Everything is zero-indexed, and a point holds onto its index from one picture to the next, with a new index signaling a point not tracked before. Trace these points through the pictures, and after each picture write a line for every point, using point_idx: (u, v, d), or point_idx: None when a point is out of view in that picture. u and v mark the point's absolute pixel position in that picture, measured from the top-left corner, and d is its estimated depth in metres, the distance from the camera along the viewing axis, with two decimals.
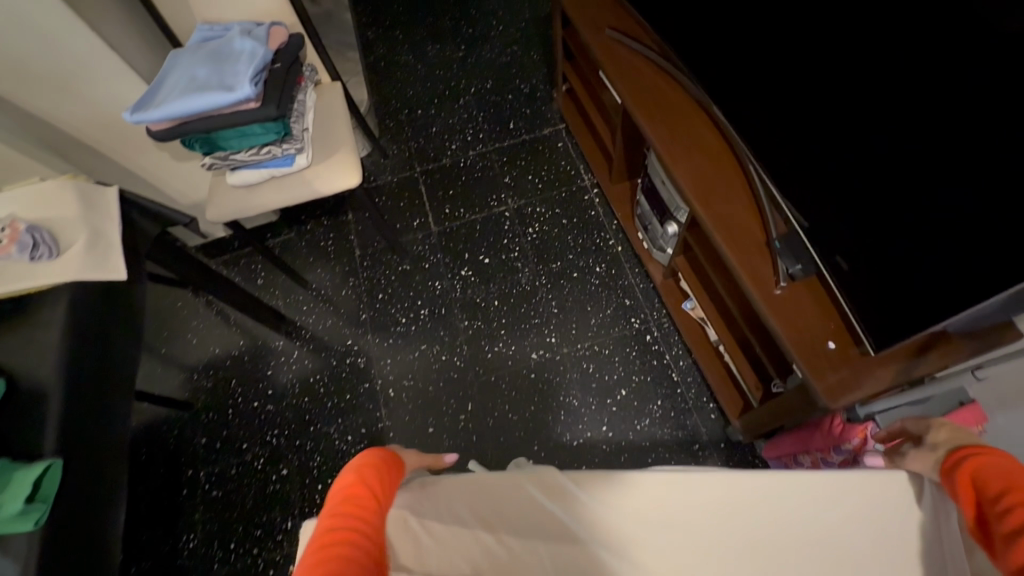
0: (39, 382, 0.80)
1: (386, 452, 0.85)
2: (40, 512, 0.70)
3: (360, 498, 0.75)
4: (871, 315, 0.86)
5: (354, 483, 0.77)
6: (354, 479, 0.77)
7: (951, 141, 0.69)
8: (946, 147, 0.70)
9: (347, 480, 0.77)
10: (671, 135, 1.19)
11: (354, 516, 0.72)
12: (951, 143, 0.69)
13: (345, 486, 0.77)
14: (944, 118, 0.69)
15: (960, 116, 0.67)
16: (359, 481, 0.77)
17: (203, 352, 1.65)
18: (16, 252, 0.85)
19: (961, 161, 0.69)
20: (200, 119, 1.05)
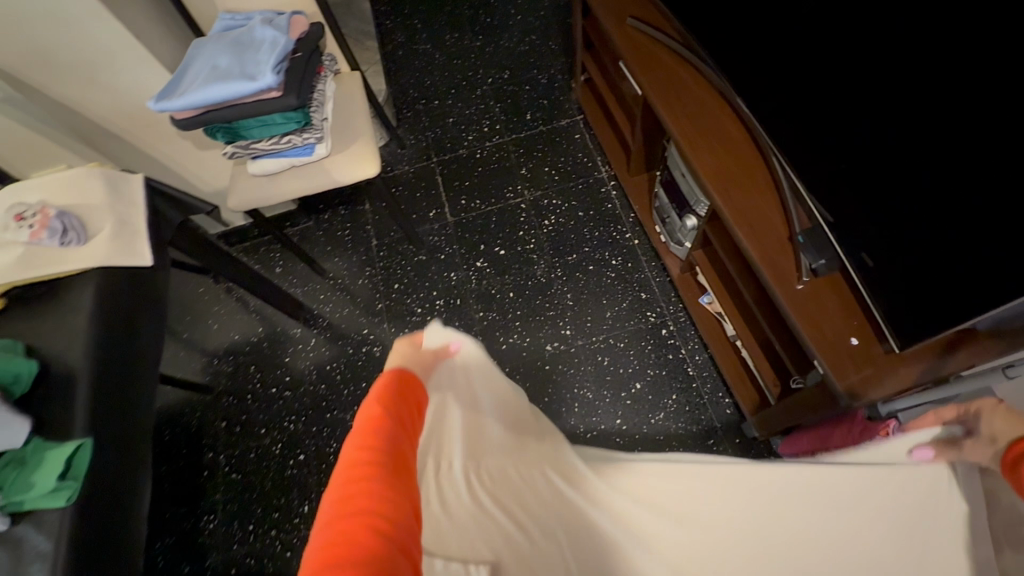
0: (70, 362, 0.82)
1: (408, 375, 0.71)
2: (71, 490, 0.72)
3: (392, 430, 0.61)
4: (896, 312, 0.85)
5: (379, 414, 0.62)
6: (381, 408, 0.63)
7: (981, 136, 0.67)
8: (975, 143, 0.68)
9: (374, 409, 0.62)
10: (692, 125, 1.17)
11: (388, 450, 0.58)
12: (981, 137, 0.67)
13: (370, 417, 0.62)
14: (972, 110, 0.67)
15: (995, 108, 0.64)
16: (385, 415, 0.62)
17: (223, 337, 1.69)
18: (47, 238, 0.87)
19: (992, 154, 0.67)
20: (223, 108, 1.06)
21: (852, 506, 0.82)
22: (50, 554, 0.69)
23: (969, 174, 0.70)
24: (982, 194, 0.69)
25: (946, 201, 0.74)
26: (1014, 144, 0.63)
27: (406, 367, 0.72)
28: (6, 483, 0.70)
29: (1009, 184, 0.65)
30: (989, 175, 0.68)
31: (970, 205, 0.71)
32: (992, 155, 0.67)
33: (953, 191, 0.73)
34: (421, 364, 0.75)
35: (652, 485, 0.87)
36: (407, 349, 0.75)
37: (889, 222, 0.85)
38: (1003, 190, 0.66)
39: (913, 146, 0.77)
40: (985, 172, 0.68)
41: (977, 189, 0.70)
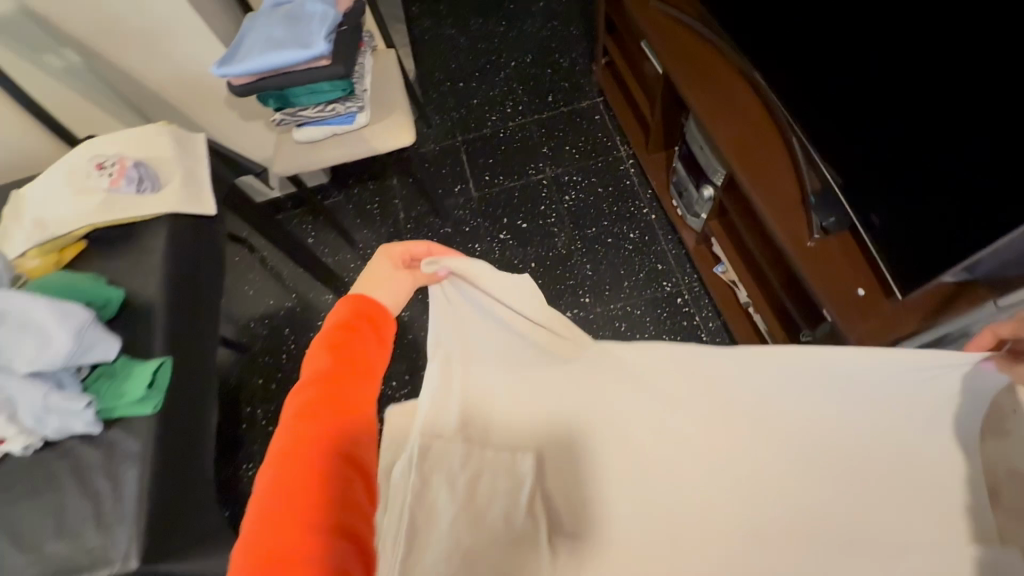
0: (148, 297, 0.92)
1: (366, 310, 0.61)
2: (157, 398, 0.82)
3: (343, 382, 0.54)
4: (900, 263, 0.92)
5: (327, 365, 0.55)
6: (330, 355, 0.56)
7: (973, 95, 0.74)
8: (967, 101, 0.75)
9: (323, 361, 0.55)
10: (711, 98, 1.24)
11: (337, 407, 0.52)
12: (974, 96, 0.74)
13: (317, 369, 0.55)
14: (965, 70, 0.74)
15: (984, 66, 0.71)
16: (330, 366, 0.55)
17: (259, 303, 1.78)
18: (125, 185, 0.97)
19: (984, 110, 0.73)
20: (276, 75, 1.15)
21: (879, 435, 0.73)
22: (140, 454, 0.79)
23: (962, 131, 0.77)
24: (975, 148, 0.76)
25: (944, 156, 0.81)
26: (1001, 99, 0.70)
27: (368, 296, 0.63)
28: (100, 391, 0.81)
29: (998, 138, 0.73)
30: (981, 131, 0.75)
31: (968, 159, 0.78)
32: (982, 112, 0.74)
33: (949, 147, 0.80)
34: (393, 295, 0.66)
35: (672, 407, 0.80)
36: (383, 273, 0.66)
37: (895, 181, 0.91)
38: (994, 143, 0.73)
39: (916, 105, 0.83)
40: (976, 129, 0.75)
41: (970, 144, 0.77)
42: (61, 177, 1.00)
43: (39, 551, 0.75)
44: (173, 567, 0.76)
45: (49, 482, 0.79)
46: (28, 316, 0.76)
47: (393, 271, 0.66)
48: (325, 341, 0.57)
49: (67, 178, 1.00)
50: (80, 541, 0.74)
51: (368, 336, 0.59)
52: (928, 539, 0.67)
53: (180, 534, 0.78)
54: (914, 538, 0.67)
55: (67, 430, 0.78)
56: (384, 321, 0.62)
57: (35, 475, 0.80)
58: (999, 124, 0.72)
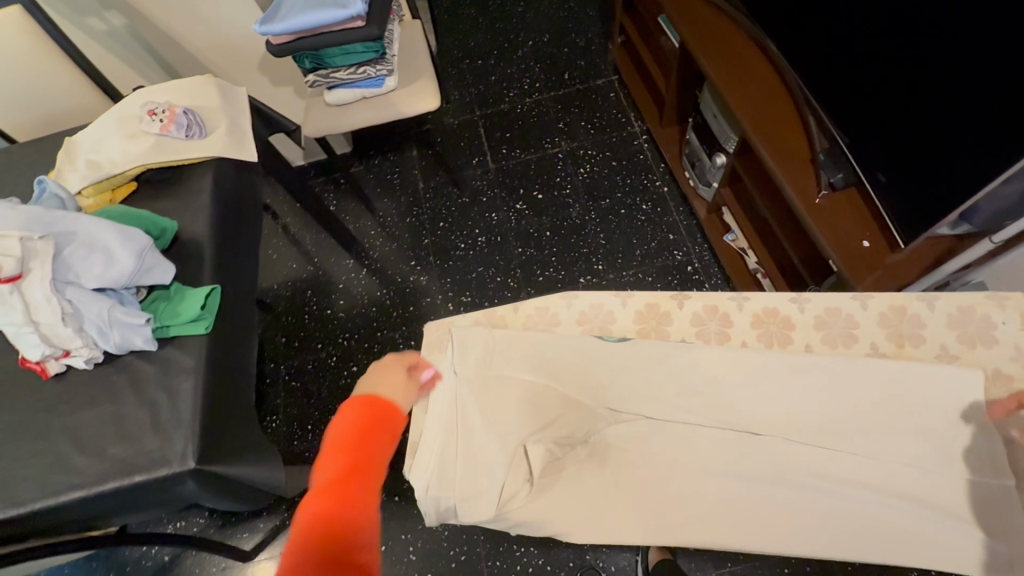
0: (197, 234, 0.99)
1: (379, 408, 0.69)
2: (208, 320, 0.89)
3: (355, 479, 0.61)
4: (905, 214, 0.98)
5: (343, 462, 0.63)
6: (344, 456, 0.63)
7: (968, 46, 0.79)
8: (961, 54, 0.81)
9: (336, 456, 0.63)
10: (726, 67, 1.29)
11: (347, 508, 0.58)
12: (968, 48, 0.79)
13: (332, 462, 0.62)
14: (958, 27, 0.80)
15: (975, 22, 0.77)
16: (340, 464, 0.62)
17: (282, 269, 1.80)
18: (176, 130, 1.04)
19: (977, 64, 0.79)
20: (313, 35, 1.21)
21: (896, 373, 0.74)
22: (194, 368, 0.85)
23: (957, 83, 0.83)
24: (968, 98, 0.82)
25: (941, 109, 0.87)
26: (992, 50, 0.76)
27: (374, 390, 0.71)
28: (157, 312, 0.88)
29: (989, 87, 0.78)
30: (974, 82, 0.80)
31: (963, 112, 0.83)
32: (976, 64, 0.79)
33: (946, 98, 0.85)
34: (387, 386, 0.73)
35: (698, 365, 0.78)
36: (384, 369, 0.74)
37: (897, 135, 0.97)
38: (984, 92, 0.79)
39: (917, 63, 0.89)
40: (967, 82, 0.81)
41: (964, 94, 0.82)
42: (114, 123, 1.07)
43: (101, 452, 0.81)
44: (224, 471, 0.81)
45: (108, 393, 0.85)
46: (94, 239, 0.84)
47: (399, 375, 0.74)
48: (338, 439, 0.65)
49: (120, 123, 1.06)
50: (139, 444, 0.81)
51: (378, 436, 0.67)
52: (926, 450, 0.72)
53: (227, 442, 0.84)
54: (916, 451, 0.72)
55: (127, 345, 0.85)
56: (393, 418, 0.70)
57: (95, 387, 0.86)
58: (990, 73, 0.77)
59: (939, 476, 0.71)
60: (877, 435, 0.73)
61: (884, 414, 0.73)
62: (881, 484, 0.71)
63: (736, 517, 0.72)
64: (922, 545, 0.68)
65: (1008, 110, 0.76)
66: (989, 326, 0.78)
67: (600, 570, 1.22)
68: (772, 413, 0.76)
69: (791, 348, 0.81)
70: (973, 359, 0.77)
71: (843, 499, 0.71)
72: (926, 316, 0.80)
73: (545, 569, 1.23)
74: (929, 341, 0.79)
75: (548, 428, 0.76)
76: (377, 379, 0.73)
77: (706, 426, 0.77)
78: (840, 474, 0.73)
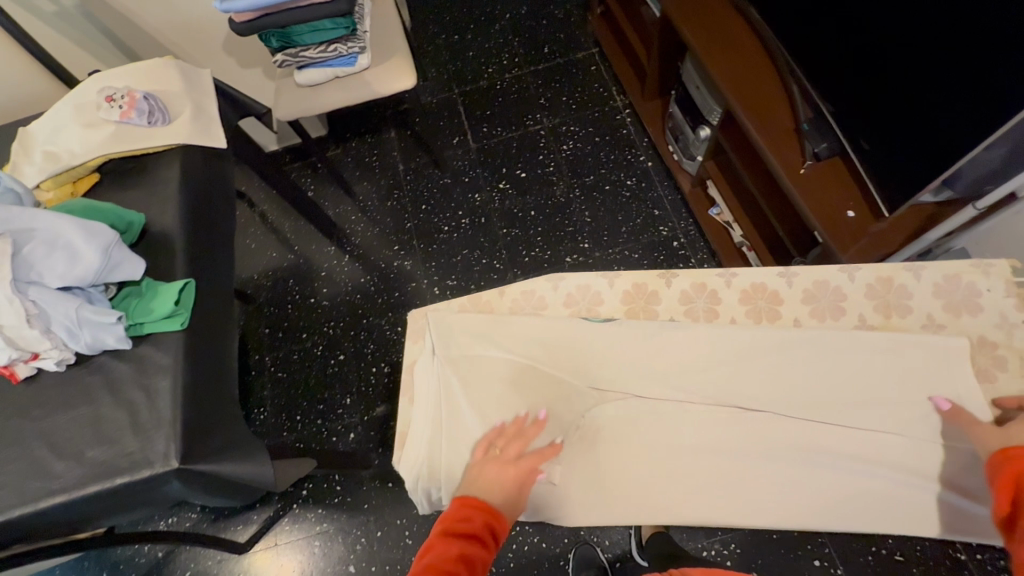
0: (166, 227, 0.95)
1: (472, 502, 0.65)
2: (183, 316, 0.86)
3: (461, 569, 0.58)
4: (890, 181, 0.97)
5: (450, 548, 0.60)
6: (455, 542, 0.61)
7: (956, 9, 0.78)
8: (947, 17, 0.79)
9: (448, 539, 0.61)
10: (710, 37, 1.25)
11: None
12: (954, 11, 0.78)
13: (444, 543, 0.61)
14: None
15: None
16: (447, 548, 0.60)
17: (261, 258, 1.76)
18: (137, 117, 0.99)
19: (963, 28, 0.77)
20: (279, 12, 1.16)
21: (878, 348, 0.75)
22: (171, 366, 0.83)
23: (945, 48, 0.81)
24: (955, 63, 0.80)
25: (928, 74, 0.85)
26: (979, 13, 0.74)
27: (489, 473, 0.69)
28: (129, 309, 0.85)
29: (974, 52, 0.77)
30: (958, 47, 0.79)
31: (950, 78, 0.82)
32: (961, 27, 0.77)
33: (932, 64, 0.84)
34: (491, 468, 0.70)
35: (685, 344, 0.78)
36: (499, 449, 0.71)
37: (883, 102, 0.95)
38: (971, 56, 0.78)
39: (905, 27, 0.87)
40: (950, 49, 0.80)
41: (950, 60, 0.81)
42: (70, 111, 1.01)
43: (80, 456, 0.78)
44: (210, 468, 0.79)
45: (84, 394, 0.82)
46: (55, 237, 0.80)
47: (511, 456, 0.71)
48: (453, 522, 0.63)
49: (77, 112, 1.01)
50: (121, 445, 0.78)
51: (478, 535, 0.62)
52: (912, 420, 0.72)
53: (213, 438, 0.82)
54: (902, 422, 0.73)
55: (100, 345, 0.82)
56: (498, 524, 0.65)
57: (68, 390, 0.83)
58: (975, 38, 0.76)
59: (924, 445, 0.72)
60: (864, 407, 0.74)
61: (868, 385, 0.74)
62: (867, 453, 0.72)
63: (728, 495, 0.73)
64: (900, 507, 0.70)
65: (993, 72, 0.75)
66: (974, 293, 0.78)
67: (595, 544, 1.24)
68: (758, 387, 0.76)
69: (778, 324, 0.81)
70: (958, 327, 0.78)
71: (832, 468, 0.72)
72: (912, 288, 0.80)
73: (541, 546, 1.25)
74: (915, 310, 0.79)
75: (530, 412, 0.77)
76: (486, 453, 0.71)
77: (694, 405, 0.77)
78: (828, 445, 0.73)
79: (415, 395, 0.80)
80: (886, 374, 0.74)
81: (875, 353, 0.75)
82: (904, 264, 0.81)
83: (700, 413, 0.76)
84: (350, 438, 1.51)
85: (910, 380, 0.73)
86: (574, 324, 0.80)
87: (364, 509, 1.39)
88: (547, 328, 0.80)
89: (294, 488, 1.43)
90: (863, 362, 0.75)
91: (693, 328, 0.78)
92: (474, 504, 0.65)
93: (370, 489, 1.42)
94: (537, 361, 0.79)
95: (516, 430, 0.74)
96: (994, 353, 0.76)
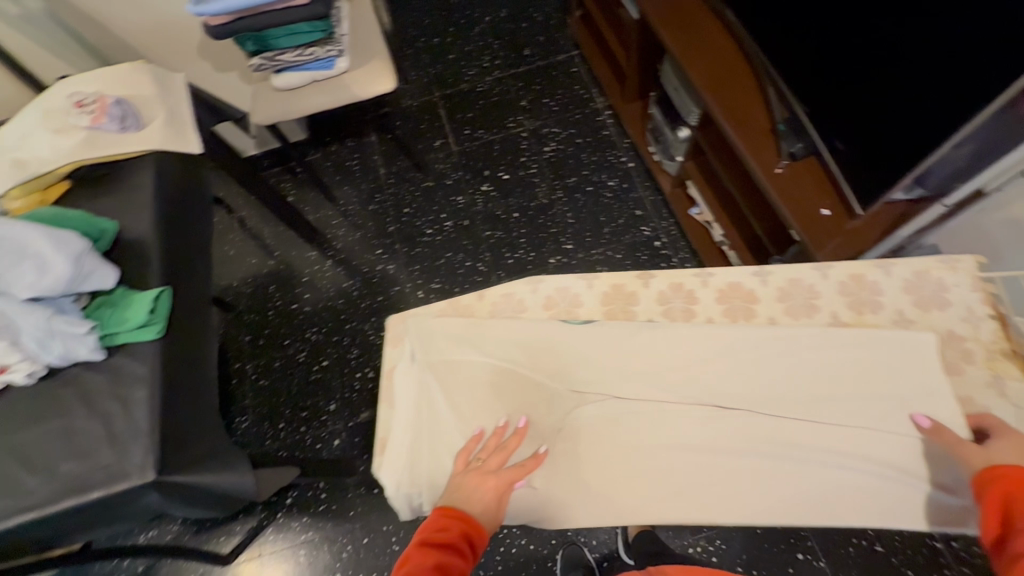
0: (140, 235, 0.93)
1: (453, 512, 0.66)
2: (159, 324, 0.85)
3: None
4: (862, 180, 0.99)
5: (428, 555, 0.61)
6: (434, 551, 0.62)
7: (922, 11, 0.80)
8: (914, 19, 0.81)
9: (428, 547, 0.62)
10: (687, 39, 1.27)
11: None
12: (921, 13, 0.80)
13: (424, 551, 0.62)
14: None
15: None
16: (425, 556, 0.61)
17: (241, 264, 1.73)
18: (108, 123, 0.97)
19: (930, 29, 0.79)
20: (255, 15, 1.14)
21: (850, 344, 0.76)
22: (147, 376, 0.81)
23: (913, 48, 0.83)
24: (922, 63, 0.82)
25: (898, 75, 0.87)
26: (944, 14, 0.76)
27: (472, 485, 0.69)
28: (102, 319, 0.83)
29: (941, 52, 0.79)
30: (927, 47, 0.81)
31: (918, 79, 0.84)
32: (928, 28, 0.80)
33: (902, 63, 0.86)
34: (473, 479, 0.70)
35: (663, 344, 0.79)
36: (483, 461, 0.72)
37: (854, 103, 0.97)
38: (937, 56, 0.80)
39: (876, 29, 0.89)
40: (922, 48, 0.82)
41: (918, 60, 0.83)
42: (39, 117, 0.99)
43: (52, 470, 0.76)
44: (188, 479, 0.78)
45: (55, 408, 0.80)
46: (23, 246, 0.78)
47: (496, 468, 0.71)
48: (435, 531, 0.64)
49: (46, 118, 0.99)
50: (94, 458, 0.77)
51: (455, 545, 0.63)
52: (886, 414, 0.74)
53: (190, 449, 0.81)
54: (877, 416, 0.74)
55: (71, 357, 0.80)
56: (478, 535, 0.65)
57: (38, 403, 0.81)
58: (942, 39, 0.78)
59: (898, 438, 0.73)
60: (839, 402, 0.75)
61: (842, 381, 0.76)
62: (844, 447, 0.74)
63: (710, 493, 0.73)
64: (877, 500, 0.71)
65: (959, 72, 0.77)
66: (942, 288, 0.80)
67: (581, 545, 1.24)
68: (736, 385, 0.77)
69: (755, 322, 0.82)
70: (928, 322, 0.79)
71: (811, 463, 0.73)
72: (883, 285, 0.82)
73: (528, 548, 1.25)
74: (887, 306, 0.81)
75: (512, 414, 0.77)
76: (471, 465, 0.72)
77: (674, 404, 0.77)
78: (806, 441, 0.74)
79: (396, 401, 0.79)
80: (859, 369, 0.76)
81: (849, 349, 0.76)
82: (876, 261, 0.83)
83: (680, 412, 0.77)
84: (334, 445, 1.49)
85: (883, 374, 0.75)
86: (553, 326, 0.80)
87: (350, 516, 1.38)
88: (527, 332, 0.80)
89: (278, 497, 1.41)
90: (836, 358, 0.76)
91: (671, 328, 0.80)
92: (454, 513, 0.66)
93: (356, 495, 1.40)
94: (518, 364, 0.79)
95: (501, 442, 0.74)
96: (963, 346, 0.78)
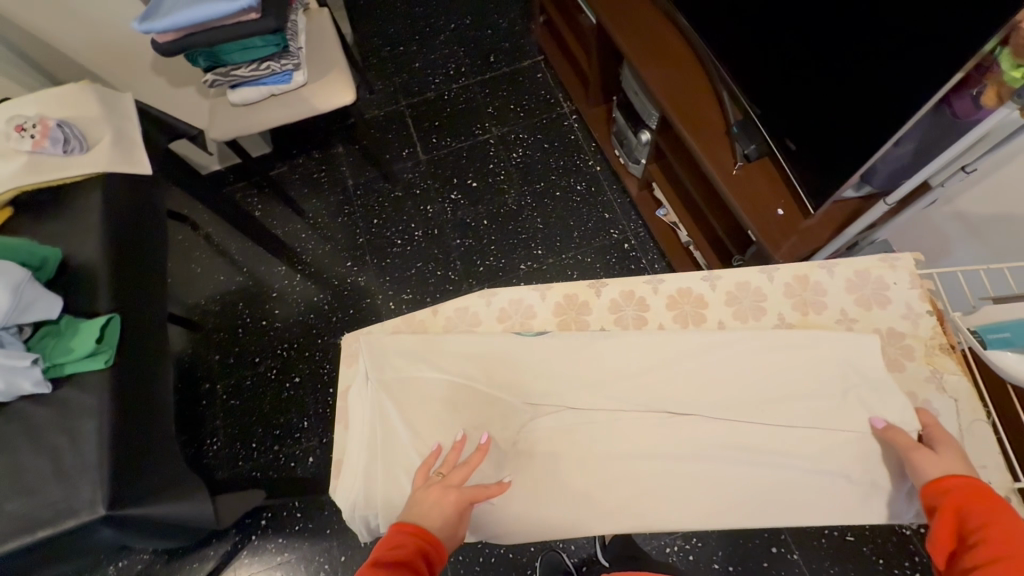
0: (88, 261, 0.90)
1: (411, 529, 0.65)
2: (107, 354, 0.82)
3: None
4: (814, 181, 1.01)
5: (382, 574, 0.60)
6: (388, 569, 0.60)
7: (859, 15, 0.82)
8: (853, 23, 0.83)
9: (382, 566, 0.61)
10: (641, 45, 1.29)
11: None
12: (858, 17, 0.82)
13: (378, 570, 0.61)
14: None
15: None
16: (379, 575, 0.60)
17: (208, 282, 1.70)
18: (50, 146, 0.94)
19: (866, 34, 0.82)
20: (204, 30, 1.12)
21: (797, 345, 0.78)
22: (95, 407, 0.79)
23: (855, 51, 0.85)
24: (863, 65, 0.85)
25: (841, 77, 0.89)
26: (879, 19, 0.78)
27: (432, 501, 0.68)
28: (45, 350, 0.80)
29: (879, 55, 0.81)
30: (868, 49, 0.83)
31: (860, 81, 0.86)
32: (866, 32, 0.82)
33: (844, 65, 0.88)
34: (432, 494, 0.68)
35: (619, 353, 0.80)
36: (444, 477, 0.70)
37: (801, 104, 0.99)
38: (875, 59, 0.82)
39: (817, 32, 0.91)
40: (861, 49, 0.84)
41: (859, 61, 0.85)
42: None
43: None
44: (144, 511, 0.76)
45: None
46: None
47: (457, 484, 0.70)
48: (392, 549, 0.63)
49: None
50: (41, 496, 0.74)
51: (411, 562, 0.62)
52: (837, 412, 0.75)
53: (144, 480, 0.78)
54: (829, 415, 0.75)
55: (15, 391, 0.77)
56: (436, 553, 0.64)
57: None
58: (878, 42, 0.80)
59: (850, 435, 0.74)
60: (790, 402, 0.76)
61: (792, 382, 0.77)
62: (797, 447, 0.75)
63: (669, 498, 0.74)
64: (830, 499, 0.73)
65: (896, 74, 0.80)
66: (884, 286, 0.83)
67: (561, 550, 1.24)
68: (690, 390, 0.78)
69: (706, 326, 0.83)
70: (876, 319, 0.81)
71: (763, 464, 0.75)
72: (831, 285, 0.83)
73: (508, 556, 1.25)
74: (833, 305, 0.82)
75: (468, 428, 0.77)
76: (432, 479, 0.70)
77: (629, 412, 0.78)
78: (759, 442, 0.75)
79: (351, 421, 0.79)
80: (807, 370, 0.77)
81: (797, 351, 0.78)
82: (821, 261, 0.85)
83: (637, 419, 0.77)
84: (309, 463, 1.47)
85: (832, 373, 0.76)
86: (506, 340, 0.81)
87: (326, 534, 1.36)
88: (482, 346, 0.80)
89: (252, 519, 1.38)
90: (784, 360, 0.78)
91: (624, 337, 0.80)
92: (412, 530, 0.65)
93: (332, 513, 1.38)
94: (475, 379, 0.79)
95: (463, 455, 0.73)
96: (907, 341, 0.80)
